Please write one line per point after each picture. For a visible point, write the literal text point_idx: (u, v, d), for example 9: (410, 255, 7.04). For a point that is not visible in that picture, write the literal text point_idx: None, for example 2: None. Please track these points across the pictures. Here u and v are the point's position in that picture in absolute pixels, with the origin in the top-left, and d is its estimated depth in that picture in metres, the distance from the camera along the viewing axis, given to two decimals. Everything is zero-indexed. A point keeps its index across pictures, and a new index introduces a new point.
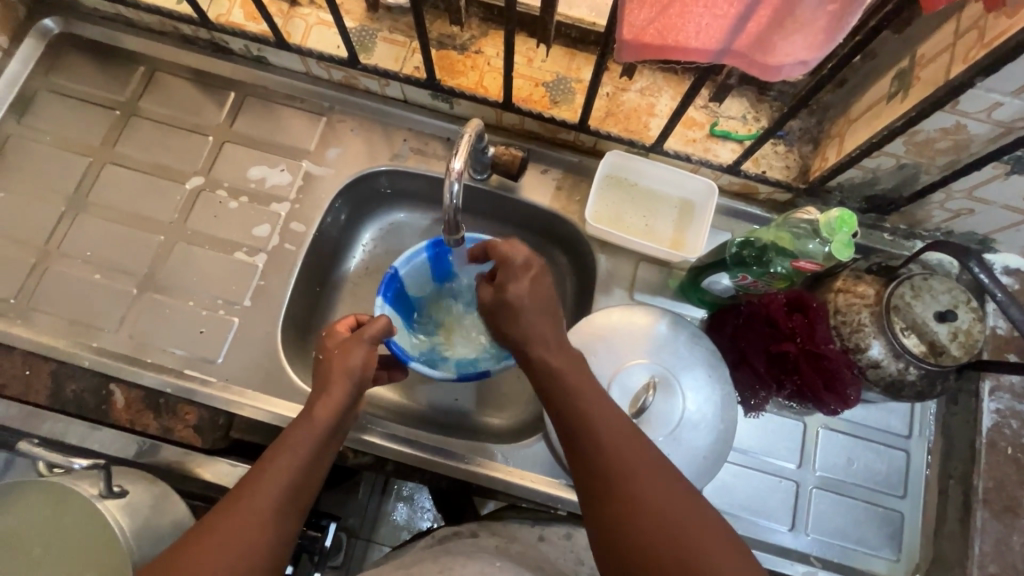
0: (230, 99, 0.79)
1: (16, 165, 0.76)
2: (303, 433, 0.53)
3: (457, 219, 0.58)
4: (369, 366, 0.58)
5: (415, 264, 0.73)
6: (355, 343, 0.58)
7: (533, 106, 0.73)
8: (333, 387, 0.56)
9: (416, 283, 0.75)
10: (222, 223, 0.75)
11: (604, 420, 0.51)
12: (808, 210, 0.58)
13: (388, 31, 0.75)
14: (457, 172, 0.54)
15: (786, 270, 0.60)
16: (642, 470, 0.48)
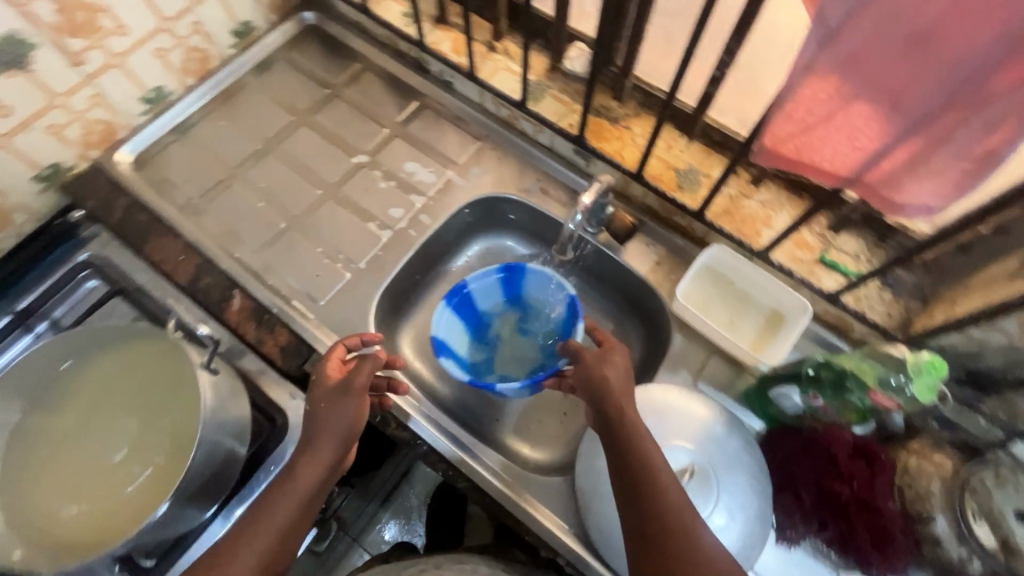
0: (413, 106, 0.95)
1: (241, 106, 0.95)
2: (285, 490, 0.61)
3: (570, 242, 0.80)
4: (354, 426, 0.64)
5: (485, 281, 0.83)
6: (343, 397, 0.64)
7: (659, 184, 0.80)
8: (321, 449, 0.62)
9: (486, 298, 0.84)
10: (368, 197, 0.88)
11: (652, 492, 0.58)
12: (897, 346, 0.58)
13: (557, 90, 0.87)
14: (584, 205, 0.74)
15: (861, 401, 0.60)
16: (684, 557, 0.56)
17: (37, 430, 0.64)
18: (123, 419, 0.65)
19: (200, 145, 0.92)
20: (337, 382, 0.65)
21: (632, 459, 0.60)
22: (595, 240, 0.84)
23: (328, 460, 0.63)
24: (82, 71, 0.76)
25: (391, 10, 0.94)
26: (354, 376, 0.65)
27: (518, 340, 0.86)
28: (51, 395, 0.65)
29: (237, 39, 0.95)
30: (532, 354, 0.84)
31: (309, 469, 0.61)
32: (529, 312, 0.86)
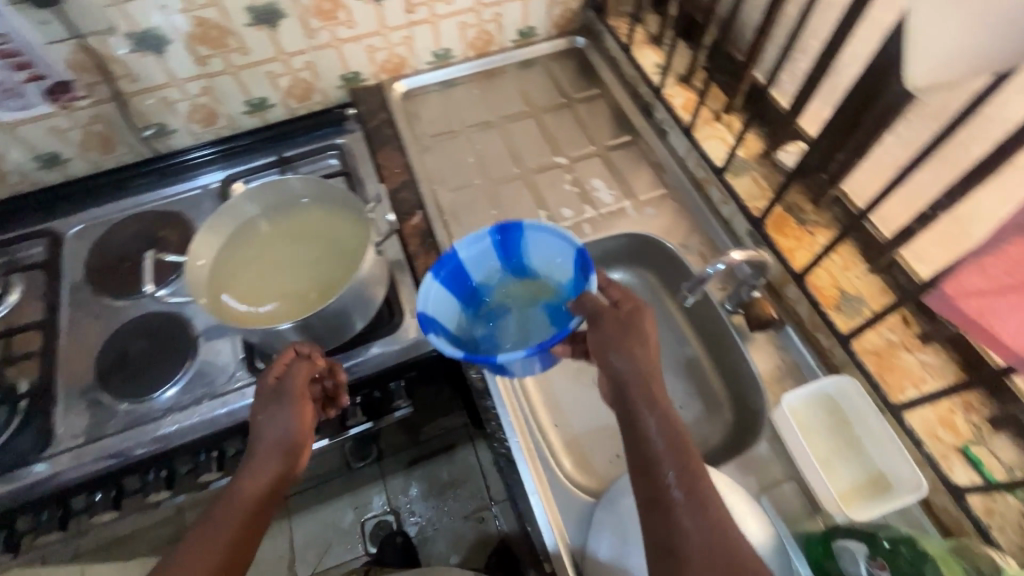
0: (624, 139, 1.05)
1: (494, 86, 1.15)
2: (229, 509, 0.62)
3: (701, 284, 0.76)
4: (298, 430, 0.69)
5: (475, 249, 0.80)
6: (280, 404, 0.69)
7: (818, 295, 0.78)
8: (266, 459, 0.67)
9: (476, 268, 0.82)
10: (550, 190, 0.99)
11: (698, 492, 0.53)
12: (989, 549, 0.58)
13: (760, 174, 0.90)
14: (732, 258, 0.73)
15: None
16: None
17: (258, 228, 0.85)
18: (303, 253, 0.83)
19: (452, 101, 1.13)
20: (270, 386, 0.71)
21: (660, 449, 0.56)
22: (727, 317, 0.85)
23: (277, 466, 0.67)
24: (409, 17, 1.02)
25: (647, 57, 1.06)
26: (289, 378, 0.71)
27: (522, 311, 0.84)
28: (280, 211, 0.86)
29: (519, 38, 1.15)
30: (535, 321, 0.82)
31: (254, 481, 0.65)
32: (530, 274, 0.85)
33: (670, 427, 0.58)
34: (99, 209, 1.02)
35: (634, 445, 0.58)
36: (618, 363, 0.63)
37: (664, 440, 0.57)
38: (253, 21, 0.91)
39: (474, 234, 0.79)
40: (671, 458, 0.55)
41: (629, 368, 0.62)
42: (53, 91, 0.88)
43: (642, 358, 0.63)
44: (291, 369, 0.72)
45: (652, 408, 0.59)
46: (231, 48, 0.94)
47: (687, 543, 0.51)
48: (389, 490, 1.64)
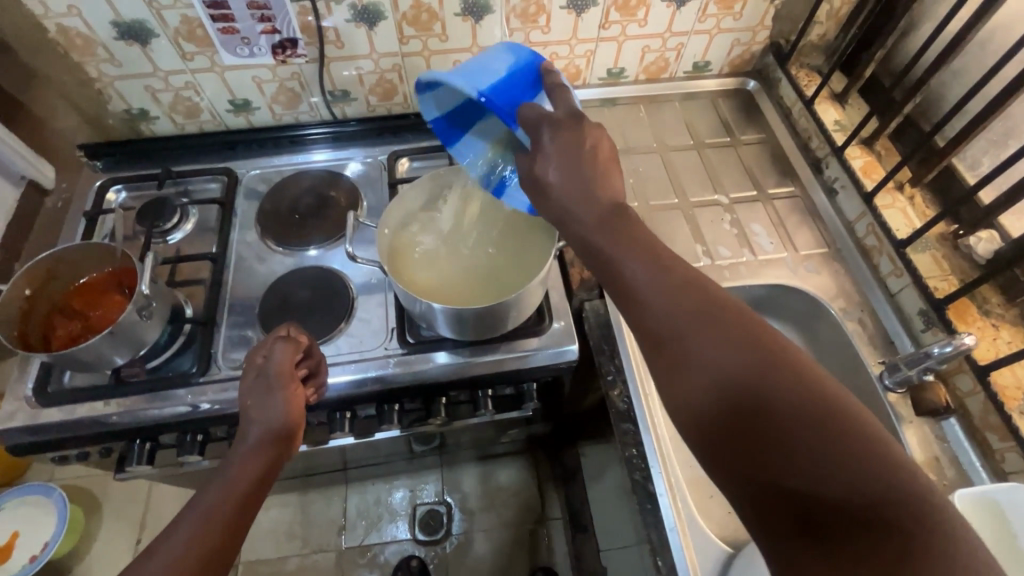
0: (786, 190, 1.04)
1: (659, 113, 1.16)
2: (220, 479, 0.62)
3: (920, 357, 0.76)
4: (292, 413, 0.71)
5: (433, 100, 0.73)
6: (260, 386, 0.72)
7: (1000, 394, 0.74)
8: (259, 441, 0.68)
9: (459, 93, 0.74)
10: (708, 226, 0.99)
11: (675, 289, 0.49)
12: None
13: (941, 254, 0.87)
14: (962, 342, 0.71)
15: None
16: (731, 368, 0.44)
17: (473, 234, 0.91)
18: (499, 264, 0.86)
19: (615, 120, 1.14)
20: (256, 373, 0.73)
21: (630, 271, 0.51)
22: (883, 394, 0.82)
23: (272, 452, 0.68)
24: (600, 33, 1.03)
25: (827, 113, 1.04)
26: (275, 361, 0.74)
27: None
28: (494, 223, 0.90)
29: (692, 70, 1.15)
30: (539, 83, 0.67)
31: (250, 459, 0.65)
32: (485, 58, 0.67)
33: (628, 231, 0.52)
34: (273, 159, 1.09)
35: (592, 250, 0.54)
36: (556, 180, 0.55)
37: (638, 266, 0.51)
38: (463, 12, 0.95)
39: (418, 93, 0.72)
40: (638, 266, 0.50)
41: (573, 191, 0.55)
42: (278, 46, 0.94)
43: (568, 164, 0.55)
44: (279, 353, 0.74)
45: (605, 219, 0.53)
46: (434, 33, 0.98)
47: (677, 343, 0.47)
48: (443, 481, 1.65)
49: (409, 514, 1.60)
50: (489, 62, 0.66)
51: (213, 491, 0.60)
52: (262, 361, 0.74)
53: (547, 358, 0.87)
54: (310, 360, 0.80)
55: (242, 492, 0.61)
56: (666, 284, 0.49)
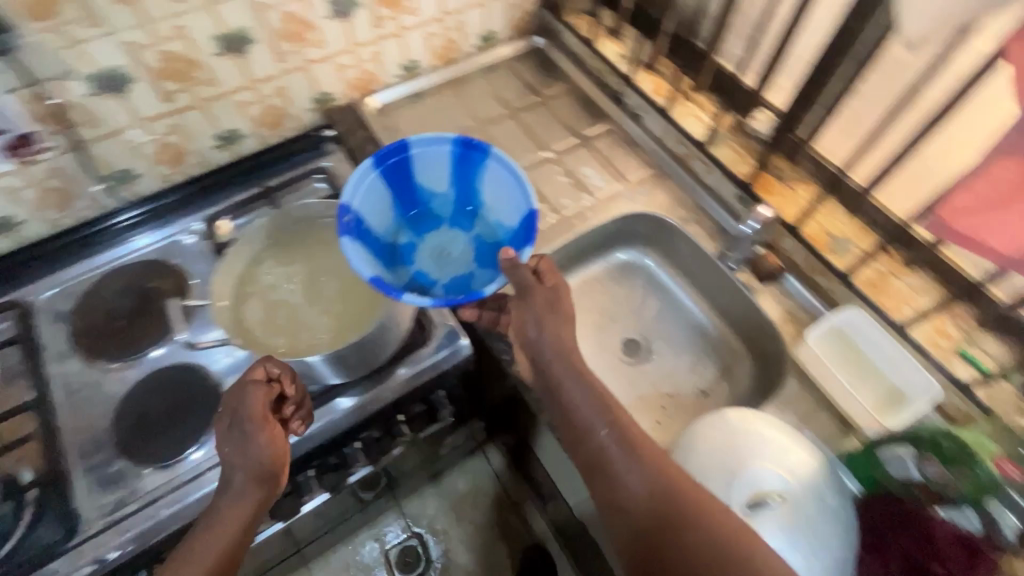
0: (601, 127, 1.10)
1: (466, 93, 1.17)
2: (208, 534, 0.62)
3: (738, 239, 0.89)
4: (275, 457, 0.66)
5: (364, 206, 0.86)
6: (238, 436, 0.65)
7: (811, 240, 0.88)
8: (241, 491, 0.65)
9: (370, 215, 0.87)
10: (546, 183, 1.03)
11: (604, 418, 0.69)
12: None
13: (736, 143, 0.99)
14: (760, 215, 0.85)
15: (984, 472, 0.66)
16: (642, 483, 0.65)
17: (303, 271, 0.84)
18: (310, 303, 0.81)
19: (427, 112, 1.14)
20: (231, 419, 0.66)
21: (577, 409, 0.70)
22: (734, 277, 0.92)
23: (258, 496, 0.65)
24: (377, 32, 1.01)
25: (609, 51, 1.13)
26: (246, 408, 0.66)
27: (441, 237, 0.95)
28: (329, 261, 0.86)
29: (481, 43, 1.17)
30: (459, 245, 0.94)
31: (235, 511, 0.64)
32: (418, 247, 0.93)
33: (583, 381, 0.71)
34: (70, 271, 0.94)
35: (551, 389, 0.73)
36: (538, 335, 0.73)
37: (584, 405, 0.70)
38: (223, 50, 0.87)
39: (357, 172, 0.84)
40: (580, 408, 0.70)
41: (544, 345, 0.72)
42: (13, 146, 0.80)
43: (550, 337, 0.73)
44: (250, 396, 0.67)
45: (562, 372, 0.71)
46: (199, 80, 0.89)
47: (607, 459, 0.67)
48: (405, 515, 1.60)
49: (383, 562, 1.54)
50: (413, 250, 0.93)
51: (201, 543, 0.61)
52: (237, 404, 0.67)
53: (440, 363, 0.86)
54: (295, 396, 0.72)
55: (221, 554, 0.61)
56: (598, 422, 0.69)
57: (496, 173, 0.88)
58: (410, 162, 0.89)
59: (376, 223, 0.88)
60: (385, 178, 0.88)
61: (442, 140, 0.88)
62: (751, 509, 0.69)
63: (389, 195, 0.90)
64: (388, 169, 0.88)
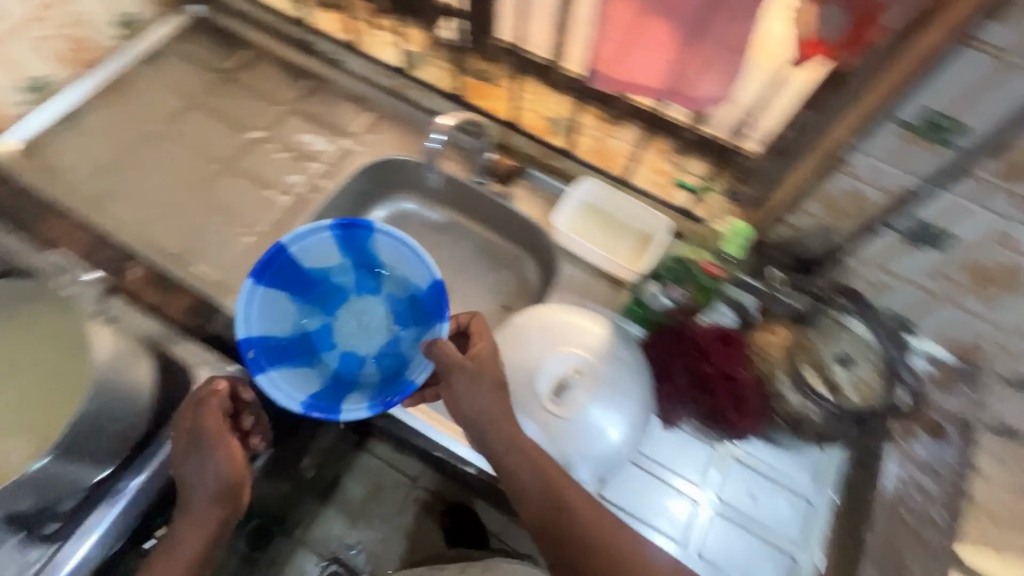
0: (304, 85, 0.99)
1: (131, 95, 0.96)
2: (166, 560, 0.59)
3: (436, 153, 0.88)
4: (232, 469, 0.63)
5: (257, 319, 0.73)
6: (191, 453, 0.61)
7: (530, 129, 0.92)
8: (204, 512, 0.61)
9: (276, 322, 0.76)
10: (266, 167, 0.92)
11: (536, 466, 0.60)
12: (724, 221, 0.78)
13: (440, 59, 0.96)
14: (437, 124, 0.83)
15: (699, 274, 0.75)
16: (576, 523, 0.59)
17: None
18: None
19: (90, 134, 0.93)
20: (190, 437, 0.62)
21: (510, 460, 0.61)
22: (485, 190, 0.91)
23: (219, 513, 0.62)
24: None
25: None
26: (204, 425, 0.62)
27: (381, 310, 0.82)
28: None
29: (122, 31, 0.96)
30: (377, 317, 0.82)
31: (192, 532, 0.60)
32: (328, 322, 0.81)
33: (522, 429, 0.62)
34: None
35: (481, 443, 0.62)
36: (469, 405, 0.62)
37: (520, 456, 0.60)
38: None
39: (243, 298, 0.72)
40: (514, 461, 0.60)
41: (478, 405, 0.62)
42: None
43: (485, 400, 0.62)
44: (205, 412, 0.63)
45: (493, 427, 0.62)
46: None
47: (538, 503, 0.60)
48: None
49: None
50: (332, 332, 0.80)
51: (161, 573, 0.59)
52: (195, 423, 0.62)
53: None
54: (251, 406, 0.70)
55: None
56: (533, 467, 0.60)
57: (384, 239, 0.77)
58: (290, 258, 0.75)
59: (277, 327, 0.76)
60: (274, 285, 0.75)
61: (319, 227, 0.76)
62: (556, 396, 0.71)
63: (282, 291, 0.77)
64: (272, 271, 0.74)
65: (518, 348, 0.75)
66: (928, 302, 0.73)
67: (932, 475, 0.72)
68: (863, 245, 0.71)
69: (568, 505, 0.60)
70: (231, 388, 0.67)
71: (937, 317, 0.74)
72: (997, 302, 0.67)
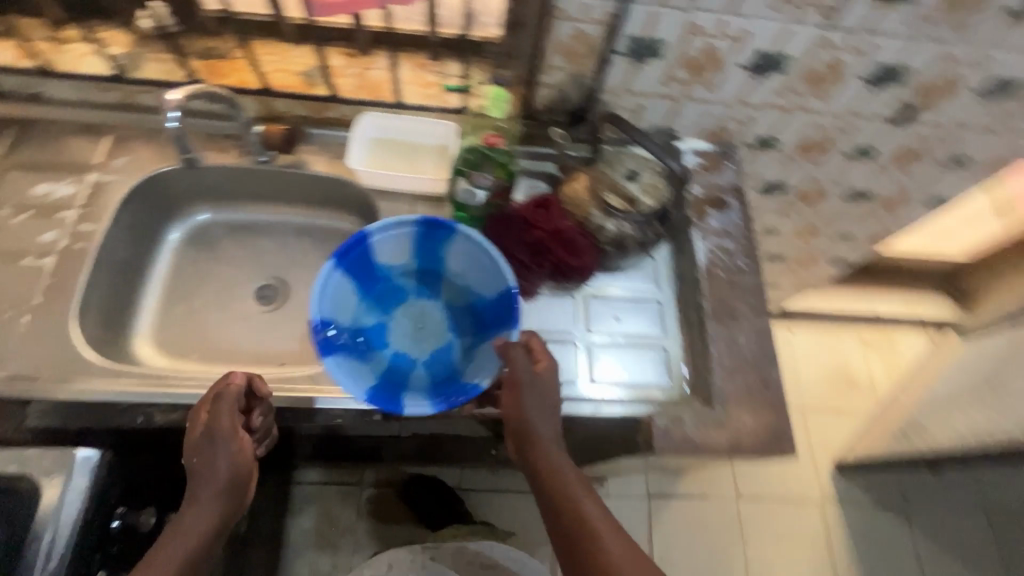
0: (10, 135, 0.85)
1: None
2: (177, 540, 0.61)
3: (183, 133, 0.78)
4: (242, 463, 0.66)
5: (332, 296, 0.77)
6: (208, 444, 0.65)
7: (292, 89, 0.87)
8: (211, 499, 0.64)
9: (341, 309, 0.79)
10: (6, 237, 0.78)
11: (553, 461, 0.68)
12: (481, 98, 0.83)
13: (157, 52, 0.86)
14: (172, 101, 0.71)
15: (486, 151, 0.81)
16: (581, 509, 0.64)
17: None
18: None
19: None
20: (202, 432, 0.65)
21: (542, 455, 0.68)
22: (272, 166, 0.88)
23: (223, 503, 0.65)
24: None
25: None
26: (215, 424, 0.65)
27: (432, 313, 0.85)
28: None
29: None
30: (437, 320, 0.85)
31: (198, 517, 0.63)
32: (392, 313, 0.84)
33: (552, 437, 0.69)
34: None
35: (522, 444, 0.69)
36: (538, 418, 0.69)
37: (552, 452, 0.68)
38: None
39: (321, 277, 0.76)
40: (544, 453, 0.68)
41: (530, 412, 0.69)
42: None
43: (552, 432, 0.69)
44: (220, 407, 0.65)
45: (529, 437, 0.69)
46: None
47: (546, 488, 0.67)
48: None
49: None
50: (377, 331, 0.82)
51: (165, 554, 0.60)
52: (207, 416, 0.65)
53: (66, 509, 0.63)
54: (262, 406, 0.70)
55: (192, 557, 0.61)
56: (553, 464, 0.67)
57: (461, 245, 0.81)
58: (374, 249, 0.80)
59: (342, 316, 0.79)
60: (349, 275, 0.79)
61: (401, 223, 0.79)
62: None
63: (353, 287, 0.80)
64: (350, 260, 0.78)
65: None
66: (673, 106, 0.87)
67: (730, 236, 0.88)
68: (607, 76, 0.82)
69: (577, 508, 0.65)
70: (249, 382, 0.68)
71: (685, 117, 0.90)
72: (712, 83, 0.83)
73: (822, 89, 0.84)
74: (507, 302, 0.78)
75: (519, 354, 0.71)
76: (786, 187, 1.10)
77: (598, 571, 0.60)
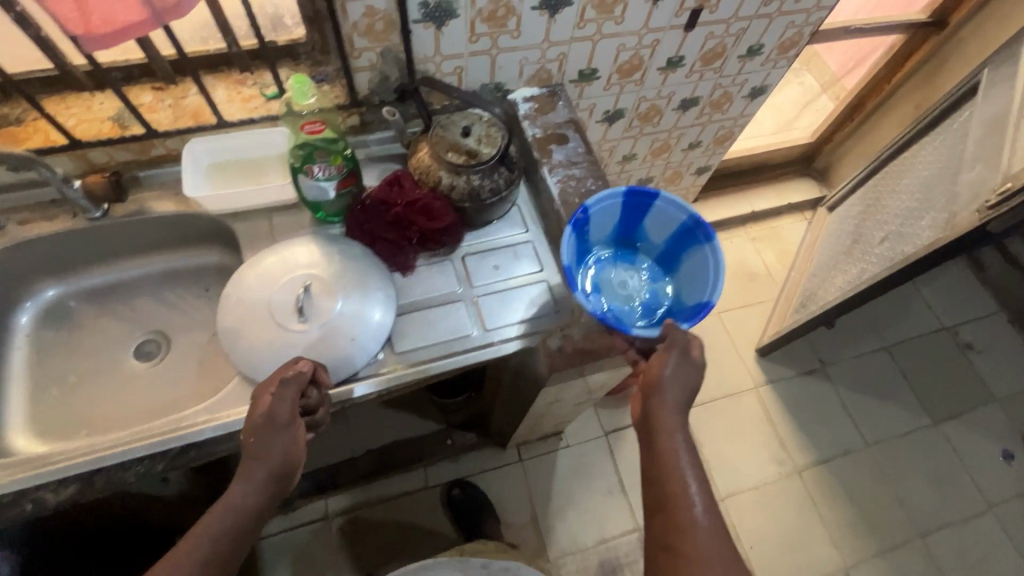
0: None
1: None
2: (226, 511, 0.62)
3: None
4: (295, 452, 0.67)
5: (605, 206, 0.80)
6: (270, 428, 0.66)
7: (104, 136, 0.83)
8: (263, 485, 0.65)
9: (603, 222, 0.83)
10: None
11: (671, 408, 0.69)
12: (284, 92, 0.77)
13: None
14: None
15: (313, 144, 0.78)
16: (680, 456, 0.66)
17: None
18: None
19: None
20: (267, 414, 0.66)
21: (662, 399, 0.69)
22: (110, 220, 0.85)
23: (272, 489, 0.66)
24: None
25: None
26: (280, 408, 0.67)
27: (641, 281, 0.86)
28: None
29: None
30: (640, 286, 0.85)
31: (248, 494, 0.63)
32: (623, 260, 0.87)
33: (681, 405, 0.69)
34: None
35: (648, 385, 0.70)
36: (671, 376, 0.70)
37: (672, 404, 0.69)
38: None
39: (612, 190, 0.79)
40: (666, 402, 0.69)
41: (670, 378, 0.69)
42: None
43: (685, 396, 0.70)
44: (286, 390, 0.68)
45: (664, 388, 0.69)
46: None
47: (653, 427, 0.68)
48: None
49: None
50: (605, 273, 0.85)
51: (218, 524, 0.61)
52: (273, 399, 0.67)
53: None
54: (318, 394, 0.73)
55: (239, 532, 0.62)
56: (668, 411, 0.68)
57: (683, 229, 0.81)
58: (652, 212, 0.81)
59: (598, 235, 0.84)
60: (623, 207, 0.82)
61: (684, 209, 0.79)
62: (301, 316, 0.78)
63: (617, 223, 0.84)
64: (631, 202, 0.82)
65: (250, 302, 0.79)
66: (490, 60, 0.92)
67: (576, 165, 0.95)
68: (416, 46, 0.85)
69: (674, 454, 0.66)
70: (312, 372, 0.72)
71: (505, 68, 0.95)
72: (515, 29, 0.88)
73: (612, 12, 0.91)
74: (692, 310, 0.77)
75: (677, 339, 0.71)
76: (624, 112, 1.19)
77: (680, 517, 0.62)
